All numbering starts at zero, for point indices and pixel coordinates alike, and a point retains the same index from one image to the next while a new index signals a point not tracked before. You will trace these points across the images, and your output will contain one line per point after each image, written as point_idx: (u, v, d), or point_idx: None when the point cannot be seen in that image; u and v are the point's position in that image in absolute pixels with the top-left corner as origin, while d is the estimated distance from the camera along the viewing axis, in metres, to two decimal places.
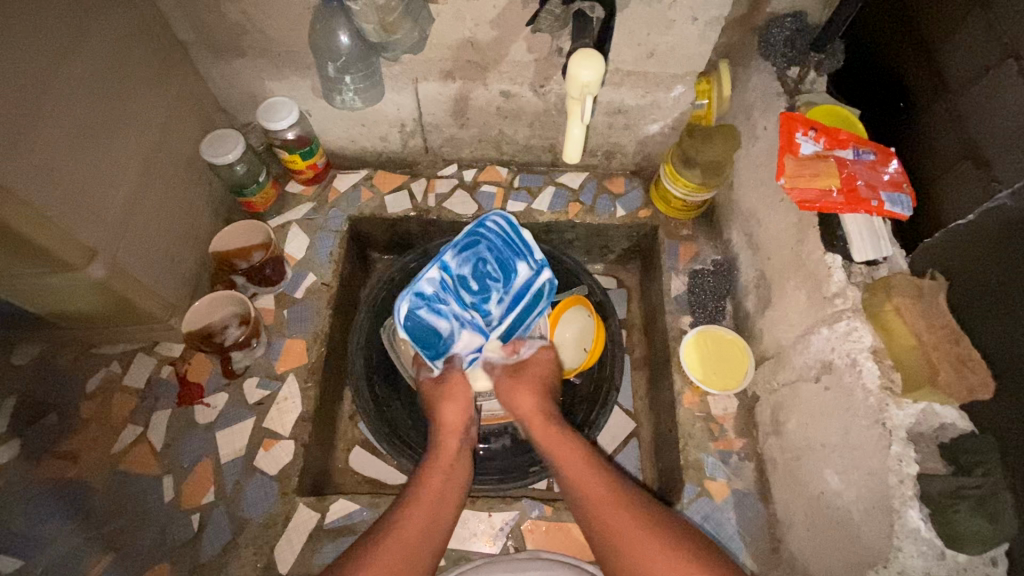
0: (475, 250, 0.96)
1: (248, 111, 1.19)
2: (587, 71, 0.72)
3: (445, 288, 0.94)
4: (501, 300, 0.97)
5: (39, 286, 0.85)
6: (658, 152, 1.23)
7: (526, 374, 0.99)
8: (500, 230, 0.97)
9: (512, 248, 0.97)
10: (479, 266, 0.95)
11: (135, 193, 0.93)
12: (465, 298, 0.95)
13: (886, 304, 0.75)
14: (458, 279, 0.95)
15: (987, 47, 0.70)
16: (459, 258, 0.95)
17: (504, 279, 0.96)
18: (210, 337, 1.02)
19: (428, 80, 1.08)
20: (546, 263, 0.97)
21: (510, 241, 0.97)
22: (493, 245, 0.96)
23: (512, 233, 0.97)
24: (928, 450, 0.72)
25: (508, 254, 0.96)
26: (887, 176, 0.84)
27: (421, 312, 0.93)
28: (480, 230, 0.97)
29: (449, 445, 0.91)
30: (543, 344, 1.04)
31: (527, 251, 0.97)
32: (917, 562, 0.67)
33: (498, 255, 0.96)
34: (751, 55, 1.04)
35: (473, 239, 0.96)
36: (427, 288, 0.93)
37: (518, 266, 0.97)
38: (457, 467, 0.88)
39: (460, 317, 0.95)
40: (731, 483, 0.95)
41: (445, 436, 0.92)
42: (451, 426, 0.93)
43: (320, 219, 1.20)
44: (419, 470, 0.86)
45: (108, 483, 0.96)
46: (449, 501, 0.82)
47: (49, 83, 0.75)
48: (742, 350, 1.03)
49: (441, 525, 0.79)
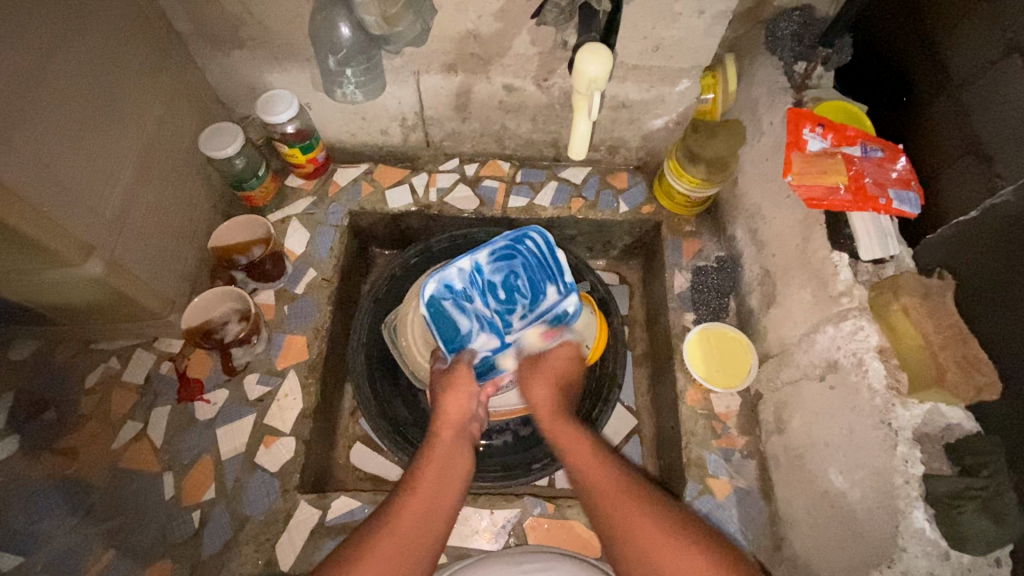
0: (510, 262, 1.00)
1: (247, 104, 1.17)
2: (595, 66, 0.71)
3: (472, 286, 0.99)
4: (524, 315, 0.99)
5: (35, 281, 0.84)
6: (661, 147, 1.22)
7: (545, 366, 0.96)
8: (537, 251, 1.01)
9: (545, 270, 1.01)
10: (509, 278, 1.00)
11: (133, 188, 0.92)
12: (490, 303, 0.99)
13: (893, 304, 0.73)
14: (488, 283, 0.99)
15: (991, 42, 0.70)
16: (492, 264, 1.00)
17: (530, 297, 1.00)
18: (210, 334, 1.02)
19: (430, 72, 1.07)
20: (573, 288, 0.99)
21: (543, 263, 1.01)
22: (527, 262, 1.01)
23: (548, 256, 1.01)
24: (933, 450, 0.71)
25: (540, 275, 1.00)
26: (895, 173, 0.83)
27: (445, 304, 0.98)
28: (520, 243, 1.01)
29: (445, 437, 0.87)
30: (570, 338, 1.00)
31: (556, 274, 1.00)
32: (921, 562, 0.66)
33: (530, 272, 1.00)
34: (757, 49, 1.03)
35: (511, 252, 1.01)
36: (456, 283, 0.99)
37: (547, 288, 1.00)
38: (455, 460, 0.84)
39: (480, 318, 0.98)
40: (733, 481, 0.95)
41: (442, 427, 0.88)
42: (449, 418, 0.89)
43: (320, 214, 1.18)
44: (415, 463, 0.83)
45: (108, 480, 0.96)
46: (444, 498, 0.79)
47: (44, 76, 0.74)
48: (745, 348, 1.02)
49: (438, 519, 0.76)
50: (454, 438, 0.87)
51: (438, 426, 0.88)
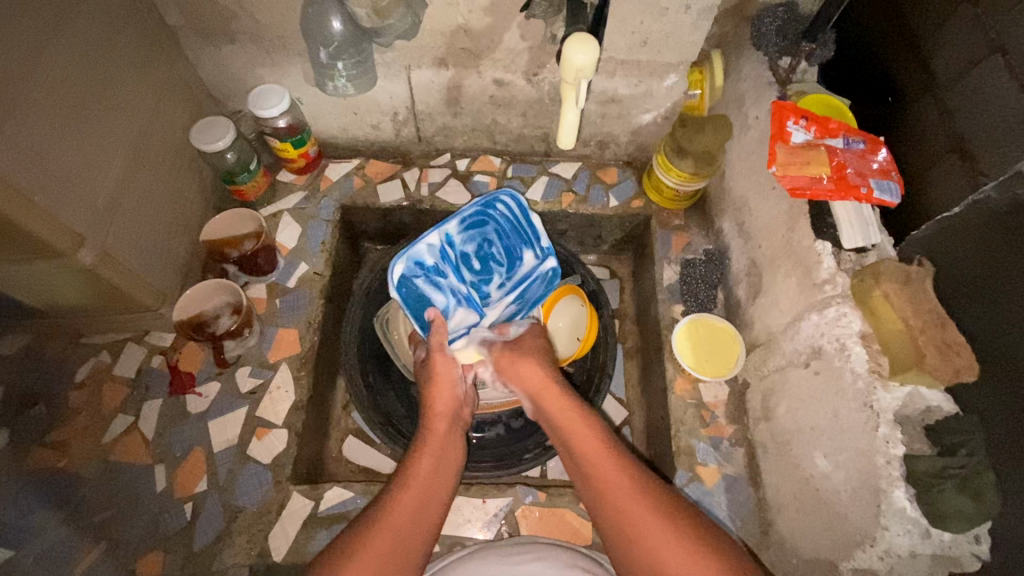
0: (481, 230, 1.01)
1: (239, 99, 1.18)
2: (582, 54, 0.72)
3: (446, 261, 0.98)
4: (501, 285, 1.02)
5: (25, 272, 0.84)
6: (650, 142, 1.24)
7: (518, 354, 0.94)
8: (508, 215, 1.02)
9: (519, 235, 1.02)
10: (483, 247, 1.01)
11: (123, 180, 0.92)
12: (466, 276, 1.00)
13: (874, 290, 0.75)
14: (461, 255, 1.00)
15: (975, 41, 0.71)
16: (463, 235, 1.00)
17: (507, 265, 1.02)
18: (202, 326, 1.01)
19: (421, 67, 1.08)
20: (551, 251, 1.02)
21: (517, 227, 1.02)
22: (500, 228, 1.02)
23: (521, 219, 1.02)
24: (914, 432, 0.73)
25: (513, 241, 1.02)
26: (876, 164, 0.85)
27: (418, 281, 0.96)
28: (490, 210, 1.02)
29: (437, 428, 0.87)
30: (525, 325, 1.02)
31: (531, 239, 1.02)
32: (903, 541, 0.68)
33: (503, 240, 1.02)
34: (743, 45, 1.05)
35: (480, 220, 1.01)
36: (428, 258, 0.97)
37: (523, 254, 1.02)
38: (448, 452, 0.85)
39: (457, 291, 0.98)
40: (722, 468, 0.97)
41: (434, 418, 0.89)
42: (439, 407, 0.90)
43: (312, 209, 1.19)
44: (409, 456, 0.83)
45: (100, 472, 0.96)
46: (435, 499, 0.79)
47: (35, 67, 0.74)
48: (733, 338, 1.04)
49: (430, 514, 0.77)
50: (446, 430, 0.88)
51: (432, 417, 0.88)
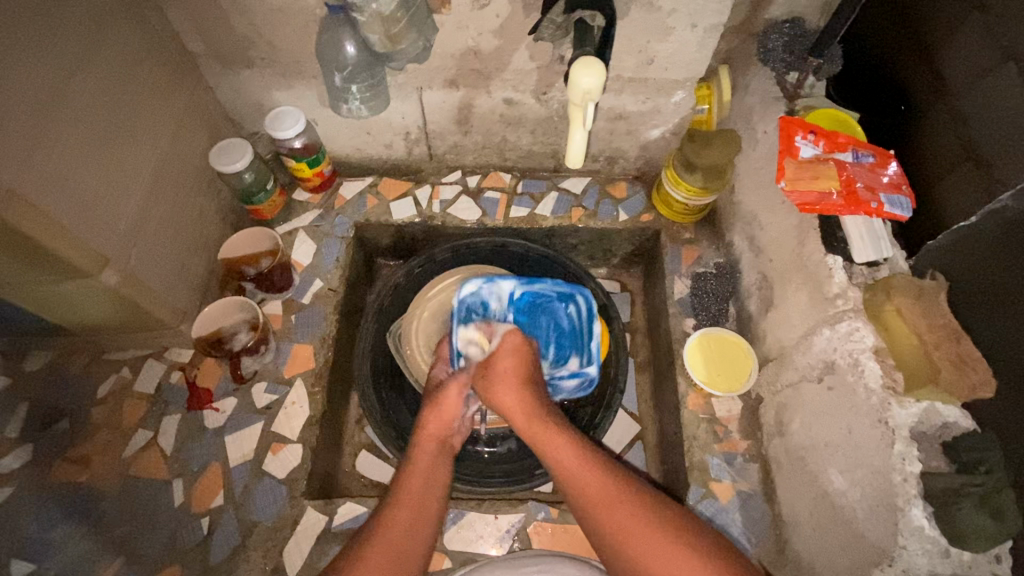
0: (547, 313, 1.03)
1: (255, 121, 1.21)
2: (588, 78, 0.74)
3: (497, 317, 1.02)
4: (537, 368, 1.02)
5: (51, 291, 0.86)
6: (659, 157, 1.25)
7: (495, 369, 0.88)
8: (580, 314, 1.03)
9: (575, 338, 1.03)
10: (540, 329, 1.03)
11: (145, 202, 0.94)
12: None
13: (886, 305, 0.76)
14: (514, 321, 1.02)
15: (988, 49, 0.71)
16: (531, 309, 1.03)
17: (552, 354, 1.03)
18: (220, 343, 1.03)
19: (432, 88, 1.10)
20: (594, 361, 1.02)
21: (577, 330, 1.03)
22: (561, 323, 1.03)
23: (586, 324, 1.03)
24: (930, 448, 0.72)
25: (567, 343, 1.03)
26: (886, 178, 0.86)
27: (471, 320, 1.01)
28: (565, 303, 1.04)
29: (427, 449, 0.87)
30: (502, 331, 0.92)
31: (582, 345, 1.03)
32: (922, 560, 0.67)
33: (559, 336, 1.03)
34: (749, 60, 1.06)
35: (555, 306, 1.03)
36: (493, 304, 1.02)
37: (569, 357, 1.03)
38: (437, 469, 0.85)
39: None
40: (735, 484, 0.96)
41: (423, 439, 0.89)
42: (431, 429, 0.89)
43: (327, 226, 1.21)
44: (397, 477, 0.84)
45: (119, 488, 0.97)
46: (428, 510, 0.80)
47: (65, 97, 0.77)
48: (744, 351, 1.04)
49: (422, 533, 0.78)
50: (435, 449, 0.88)
51: (421, 437, 0.88)
